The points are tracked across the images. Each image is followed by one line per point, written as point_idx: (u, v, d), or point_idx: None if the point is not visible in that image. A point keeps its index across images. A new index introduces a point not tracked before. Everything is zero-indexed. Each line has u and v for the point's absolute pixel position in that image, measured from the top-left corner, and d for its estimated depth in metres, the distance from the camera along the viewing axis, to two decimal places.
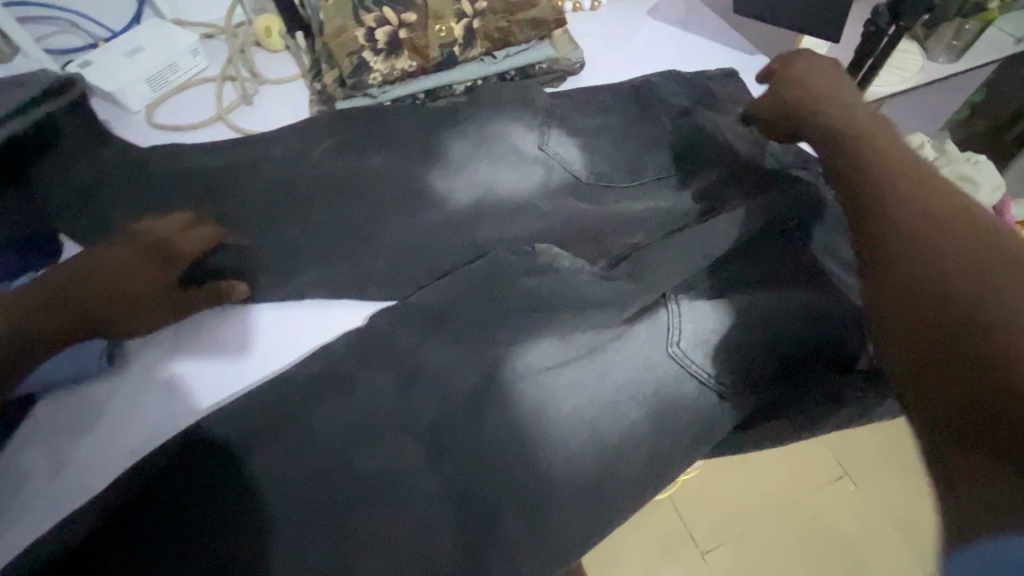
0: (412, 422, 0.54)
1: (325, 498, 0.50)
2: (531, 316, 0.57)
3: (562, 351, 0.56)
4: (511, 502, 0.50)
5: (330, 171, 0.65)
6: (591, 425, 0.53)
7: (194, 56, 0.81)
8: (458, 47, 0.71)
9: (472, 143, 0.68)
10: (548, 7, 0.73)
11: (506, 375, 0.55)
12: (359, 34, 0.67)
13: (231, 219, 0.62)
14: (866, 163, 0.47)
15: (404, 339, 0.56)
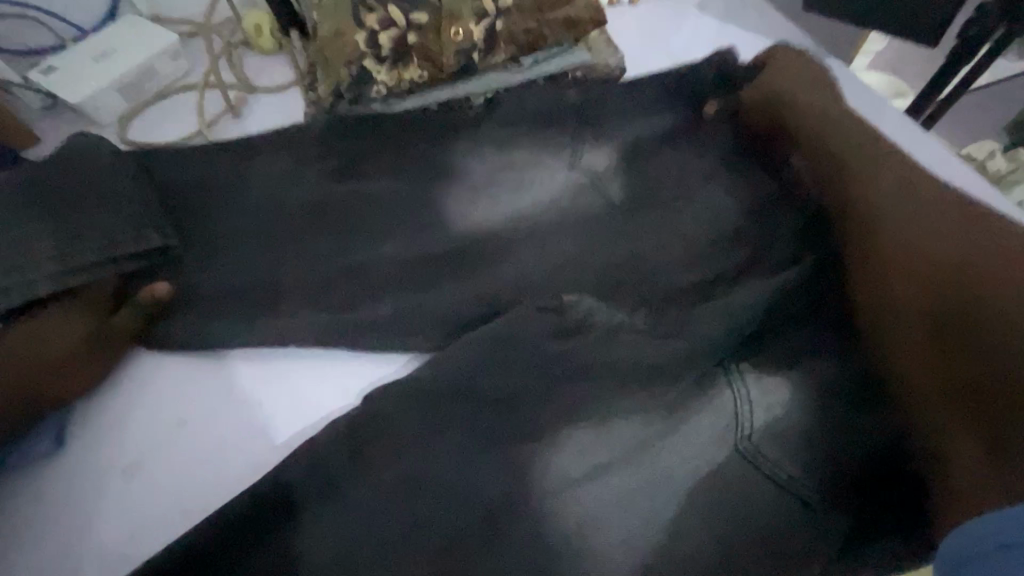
0: (425, 521, 0.45)
1: None
2: (576, 396, 0.49)
3: (612, 441, 0.49)
4: None
5: (330, 206, 0.56)
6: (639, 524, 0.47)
7: (173, 59, 0.70)
8: (478, 53, 0.59)
9: (494, 170, 0.58)
10: (585, 4, 0.61)
11: (548, 473, 0.48)
12: (360, 38, 0.56)
13: (229, 277, 0.53)
14: (874, 193, 0.52)
15: (413, 417, 0.47)
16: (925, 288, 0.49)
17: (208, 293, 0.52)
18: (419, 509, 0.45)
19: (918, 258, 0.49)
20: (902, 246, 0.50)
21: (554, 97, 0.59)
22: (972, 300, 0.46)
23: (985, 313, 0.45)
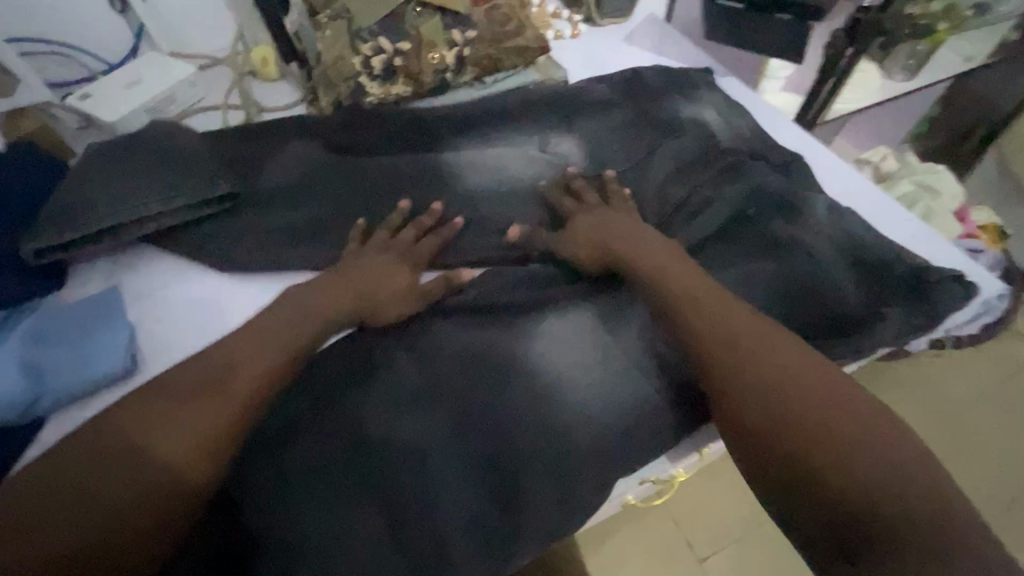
0: (424, 405, 0.58)
1: (349, 494, 0.53)
2: (525, 302, 0.65)
3: (546, 332, 0.63)
4: (531, 475, 0.56)
5: (336, 186, 0.69)
6: (593, 409, 0.60)
7: (191, 86, 0.83)
8: (450, 73, 0.75)
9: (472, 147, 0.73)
10: (534, 36, 0.77)
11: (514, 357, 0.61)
12: (356, 61, 0.71)
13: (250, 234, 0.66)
14: (700, 323, 0.53)
15: (406, 342, 0.61)
16: (751, 393, 0.47)
17: (241, 258, 0.65)
18: (422, 394, 0.58)
19: (762, 380, 0.48)
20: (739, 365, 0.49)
21: (511, 105, 0.75)
22: (795, 410, 0.45)
23: (791, 398, 0.46)
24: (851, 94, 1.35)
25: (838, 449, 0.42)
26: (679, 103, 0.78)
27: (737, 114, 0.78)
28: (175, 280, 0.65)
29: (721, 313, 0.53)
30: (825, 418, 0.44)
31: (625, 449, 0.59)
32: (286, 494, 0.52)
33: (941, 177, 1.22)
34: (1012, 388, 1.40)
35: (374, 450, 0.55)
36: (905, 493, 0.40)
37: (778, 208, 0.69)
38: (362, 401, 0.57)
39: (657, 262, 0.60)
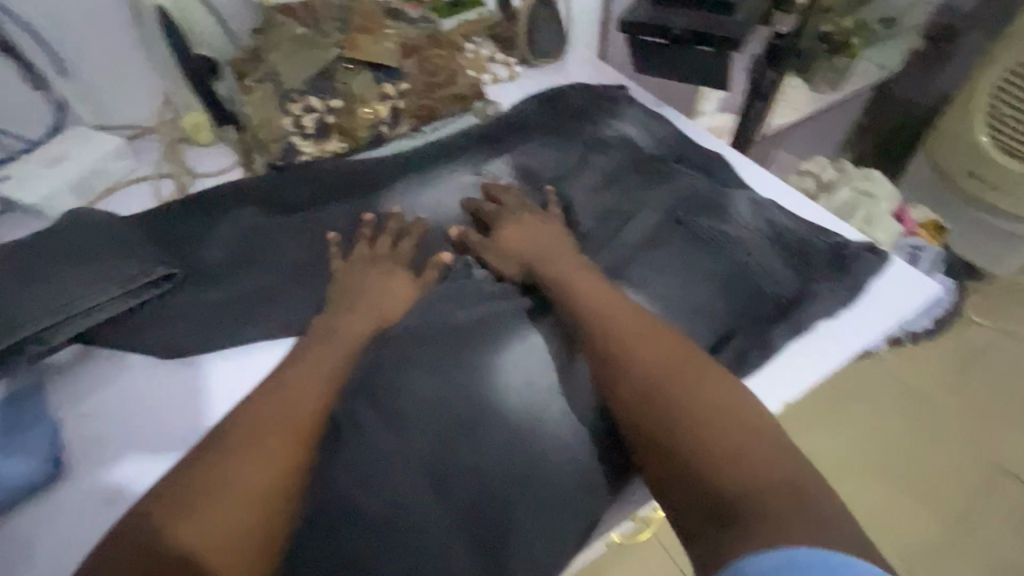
0: (400, 469, 0.52)
1: (335, 573, 0.48)
2: (500, 340, 0.60)
3: (537, 368, 0.59)
4: (524, 530, 0.52)
5: (276, 249, 0.66)
6: (575, 450, 0.56)
7: (120, 159, 0.80)
8: (386, 125, 0.74)
9: (408, 181, 0.72)
10: (466, 83, 0.79)
11: (501, 402, 0.56)
12: (287, 122, 0.70)
13: (192, 310, 0.62)
14: (612, 336, 0.56)
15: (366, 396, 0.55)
16: (653, 401, 0.50)
17: (174, 329, 0.61)
18: (394, 457, 0.52)
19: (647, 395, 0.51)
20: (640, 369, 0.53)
21: (449, 150, 0.75)
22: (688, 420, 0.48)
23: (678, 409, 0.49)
24: (783, 110, 1.41)
25: (728, 443, 0.45)
26: (613, 133, 0.80)
27: (675, 142, 0.80)
28: (115, 369, 0.60)
29: (639, 340, 0.55)
30: (714, 433, 0.46)
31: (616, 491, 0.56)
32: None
33: (877, 180, 1.27)
34: (974, 375, 1.45)
35: (355, 522, 0.50)
36: (759, 467, 0.43)
37: (714, 216, 0.70)
38: (335, 468, 0.51)
39: (586, 281, 0.62)
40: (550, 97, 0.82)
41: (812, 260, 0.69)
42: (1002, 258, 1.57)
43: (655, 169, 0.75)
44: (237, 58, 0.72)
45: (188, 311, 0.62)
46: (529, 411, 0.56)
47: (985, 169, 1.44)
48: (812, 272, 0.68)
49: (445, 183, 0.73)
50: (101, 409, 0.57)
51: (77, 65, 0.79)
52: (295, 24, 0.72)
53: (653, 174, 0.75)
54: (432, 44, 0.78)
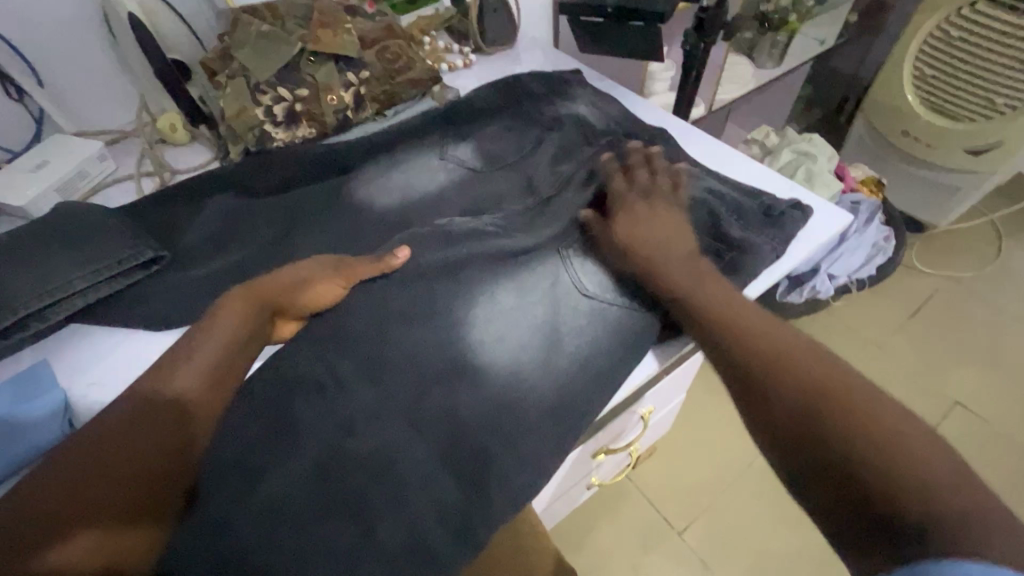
0: (383, 405, 0.59)
1: (334, 496, 0.54)
2: (463, 293, 0.67)
3: (499, 316, 0.66)
4: (498, 453, 0.58)
5: (259, 227, 0.72)
6: (535, 384, 0.63)
7: (101, 161, 0.85)
8: (351, 110, 0.81)
9: (374, 171, 0.78)
10: (424, 68, 0.85)
11: (467, 344, 0.64)
12: (258, 112, 0.76)
13: (181, 286, 0.67)
14: (739, 316, 0.59)
15: (352, 349, 0.61)
16: (803, 375, 0.51)
17: (166, 303, 0.66)
18: (377, 395, 0.59)
19: (791, 370, 0.51)
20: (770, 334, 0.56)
21: (411, 130, 0.82)
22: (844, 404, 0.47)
23: (860, 398, 0.47)
24: (730, 84, 1.50)
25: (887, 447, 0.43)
26: (564, 108, 0.85)
27: (620, 108, 0.87)
28: (116, 344, 0.65)
29: (764, 325, 0.57)
30: (846, 401, 0.47)
31: (583, 414, 0.62)
32: (272, 511, 0.53)
33: (814, 142, 1.38)
34: (921, 319, 1.56)
35: (346, 455, 0.56)
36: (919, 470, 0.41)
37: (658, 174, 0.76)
38: (326, 411, 0.58)
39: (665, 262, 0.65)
40: (507, 84, 0.87)
41: (747, 211, 0.73)
42: (944, 211, 1.68)
43: (602, 133, 0.83)
44: (208, 56, 0.77)
45: (180, 287, 0.67)
46: (496, 352, 0.64)
47: (918, 128, 1.55)
48: (749, 225, 0.72)
49: (410, 162, 0.79)
50: (108, 380, 0.62)
51: (52, 73, 0.83)
52: (259, 20, 0.77)
53: (601, 138, 0.82)
54: (389, 34, 0.84)
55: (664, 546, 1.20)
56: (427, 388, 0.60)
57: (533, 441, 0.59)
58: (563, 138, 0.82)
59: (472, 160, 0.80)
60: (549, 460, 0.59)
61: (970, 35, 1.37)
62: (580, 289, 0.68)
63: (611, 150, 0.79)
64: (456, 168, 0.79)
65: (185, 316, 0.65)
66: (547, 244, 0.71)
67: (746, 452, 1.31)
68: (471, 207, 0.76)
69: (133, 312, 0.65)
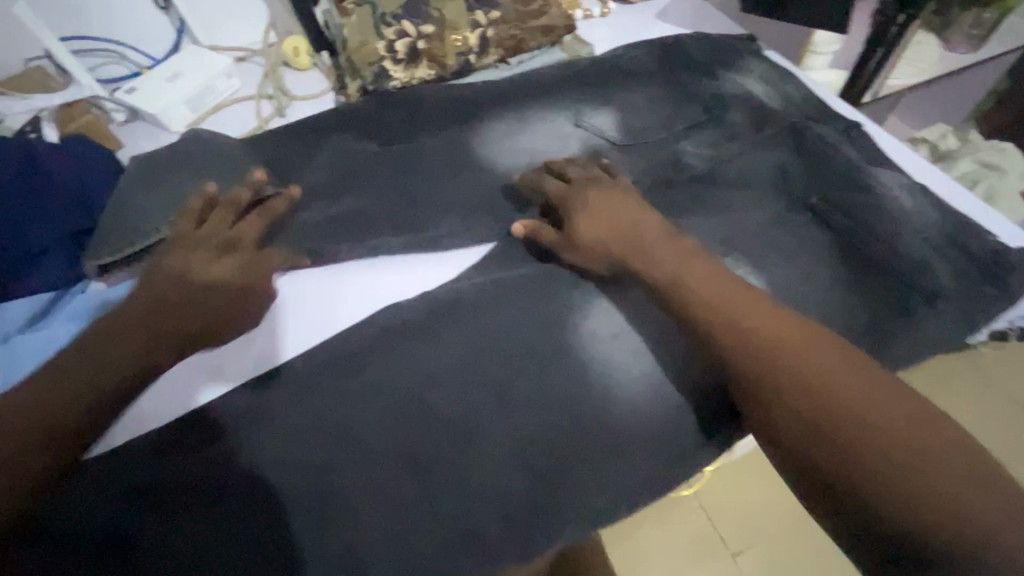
0: (467, 390, 0.54)
1: (430, 467, 0.51)
2: (571, 282, 0.60)
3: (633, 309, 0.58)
4: (603, 471, 0.53)
5: (368, 168, 0.68)
6: (642, 401, 0.55)
7: (229, 77, 0.86)
8: (473, 55, 0.74)
9: (500, 134, 0.71)
10: (559, 14, 0.76)
11: (579, 333, 0.58)
12: (380, 46, 0.71)
13: (283, 221, 0.64)
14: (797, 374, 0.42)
15: (444, 320, 0.57)
16: (757, 361, 0.44)
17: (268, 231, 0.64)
18: (467, 367, 0.55)
19: (797, 361, 0.43)
20: (728, 332, 0.46)
21: (539, 86, 0.74)
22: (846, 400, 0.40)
23: (836, 422, 0.39)
24: (908, 67, 1.25)
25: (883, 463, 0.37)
26: (729, 81, 0.74)
27: (786, 89, 0.74)
28: None
29: (764, 329, 0.45)
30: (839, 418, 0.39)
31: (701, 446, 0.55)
32: (371, 458, 0.51)
33: (1008, 153, 1.12)
34: None
35: (439, 431, 0.52)
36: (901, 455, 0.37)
37: (821, 175, 0.63)
38: (394, 368, 0.55)
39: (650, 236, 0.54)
40: (666, 47, 0.77)
41: (952, 229, 0.59)
42: None
43: (754, 116, 0.71)
44: None
45: (286, 227, 0.64)
46: (547, 372, 0.55)
47: None
48: (951, 250, 0.58)
49: (541, 120, 0.72)
50: None
51: None
52: None
53: (751, 122, 0.70)
54: None
55: (714, 565, 1.13)
56: (520, 366, 0.55)
57: (607, 466, 0.53)
58: (721, 123, 0.71)
59: (599, 127, 0.71)
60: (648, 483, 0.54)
61: None
62: None
63: (770, 137, 0.66)
64: (586, 137, 0.71)
65: (285, 253, 0.63)
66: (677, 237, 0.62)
67: None
68: None
69: None
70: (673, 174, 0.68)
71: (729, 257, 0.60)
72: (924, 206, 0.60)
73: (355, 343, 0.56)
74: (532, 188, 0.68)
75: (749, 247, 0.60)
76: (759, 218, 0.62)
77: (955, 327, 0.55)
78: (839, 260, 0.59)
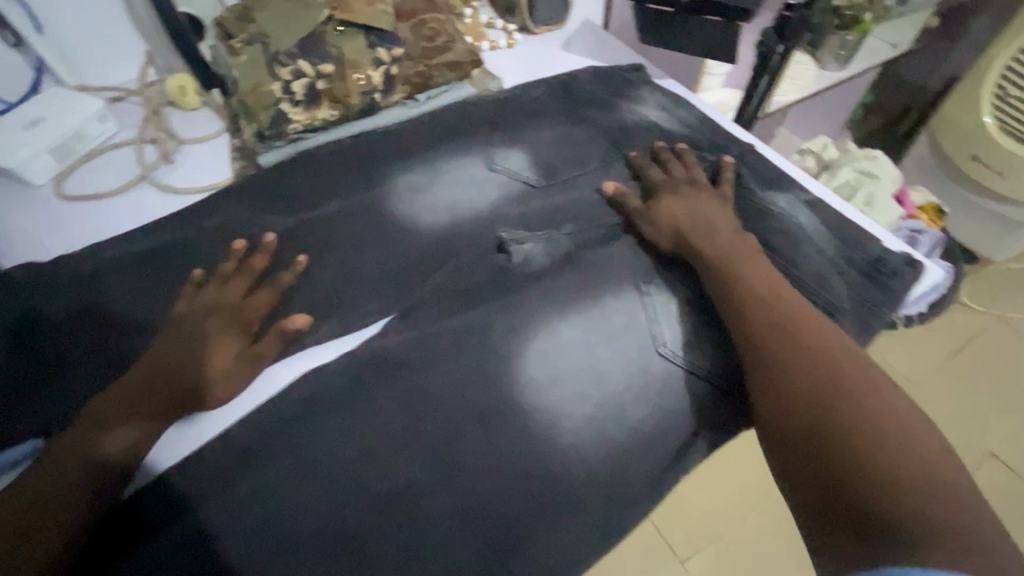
0: (401, 459, 0.51)
1: (358, 545, 0.48)
2: (496, 327, 0.57)
3: (561, 354, 0.57)
4: (542, 521, 0.51)
5: (269, 221, 0.63)
6: (579, 445, 0.54)
7: (101, 121, 0.77)
8: (379, 93, 0.72)
9: (411, 181, 0.68)
10: (464, 49, 0.76)
11: (513, 383, 0.55)
12: (275, 87, 0.67)
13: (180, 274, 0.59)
14: (863, 410, 0.41)
15: (368, 383, 0.54)
16: (781, 341, 0.49)
17: (158, 292, 0.58)
18: (402, 432, 0.52)
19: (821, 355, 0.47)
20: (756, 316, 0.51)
21: (448, 127, 0.72)
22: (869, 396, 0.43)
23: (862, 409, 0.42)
24: (788, 85, 1.36)
25: (895, 446, 0.39)
26: (629, 113, 0.77)
27: (687, 119, 0.78)
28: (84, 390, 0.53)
29: (806, 324, 0.50)
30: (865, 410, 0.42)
31: (639, 483, 0.55)
32: (289, 546, 0.47)
33: (879, 161, 1.25)
34: (970, 356, 1.39)
35: (366, 506, 0.49)
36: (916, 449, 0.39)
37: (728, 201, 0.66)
38: (314, 441, 0.51)
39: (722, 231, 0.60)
40: (564, 84, 0.79)
41: (841, 249, 0.64)
42: (1000, 247, 1.47)
43: (663, 145, 0.74)
44: (224, 16, 0.69)
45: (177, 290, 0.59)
46: (479, 431, 0.52)
47: (989, 153, 1.32)
48: (842, 268, 0.62)
49: (454, 159, 0.71)
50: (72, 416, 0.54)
51: (52, 19, 0.75)
52: None
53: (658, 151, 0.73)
54: (430, 8, 0.75)
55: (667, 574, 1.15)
56: (452, 423, 0.52)
57: (552, 514, 0.51)
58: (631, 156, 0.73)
59: (513, 163, 0.71)
60: (590, 528, 0.53)
61: None
62: (658, 349, 0.58)
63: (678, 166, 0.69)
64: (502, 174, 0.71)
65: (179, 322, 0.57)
66: (604, 269, 0.61)
67: (763, 485, 1.25)
68: (509, 216, 0.67)
69: (117, 301, 0.57)
70: (591, 204, 0.68)
71: (657, 289, 0.60)
72: (813, 229, 0.65)
73: (269, 420, 0.52)
74: (451, 229, 0.66)
75: (676, 274, 0.61)
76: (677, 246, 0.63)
77: (855, 337, 0.60)
78: None
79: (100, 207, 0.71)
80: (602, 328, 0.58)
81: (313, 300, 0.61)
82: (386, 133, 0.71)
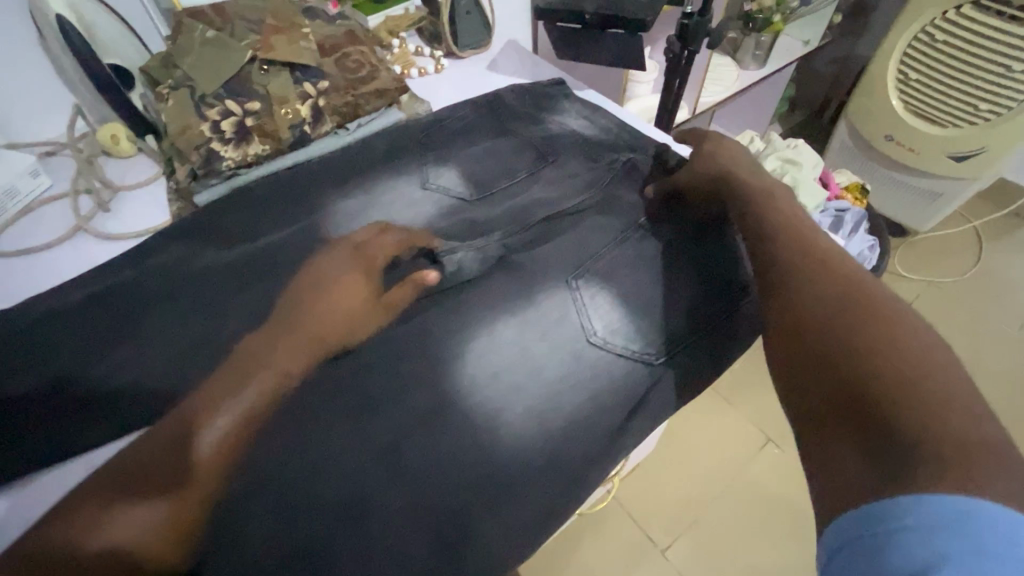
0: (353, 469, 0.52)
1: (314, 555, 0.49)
2: (435, 335, 0.60)
3: (499, 353, 0.60)
4: (491, 510, 0.54)
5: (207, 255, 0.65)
6: (522, 437, 0.57)
7: (34, 177, 0.77)
8: (308, 125, 0.74)
9: (346, 206, 0.71)
10: (389, 77, 0.79)
11: (454, 386, 0.58)
12: (204, 128, 0.69)
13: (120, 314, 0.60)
14: (890, 338, 0.46)
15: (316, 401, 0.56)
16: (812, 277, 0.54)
17: (95, 337, 0.59)
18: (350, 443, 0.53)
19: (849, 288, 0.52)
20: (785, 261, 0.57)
21: (380, 151, 0.76)
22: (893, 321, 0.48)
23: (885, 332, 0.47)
24: (711, 87, 1.45)
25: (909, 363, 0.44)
26: (552, 124, 0.82)
27: (606, 124, 0.83)
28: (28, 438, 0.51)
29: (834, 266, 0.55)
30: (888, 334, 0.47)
31: (582, 465, 0.58)
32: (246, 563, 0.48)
33: (800, 148, 1.33)
34: None
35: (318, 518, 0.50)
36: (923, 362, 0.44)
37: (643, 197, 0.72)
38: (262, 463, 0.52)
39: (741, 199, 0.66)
40: (490, 102, 0.83)
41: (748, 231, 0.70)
42: (924, 218, 1.58)
43: (584, 151, 0.79)
44: (149, 64, 0.71)
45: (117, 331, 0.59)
46: (422, 433, 0.55)
47: (903, 133, 1.42)
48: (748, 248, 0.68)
49: (387, 181, 0.74)
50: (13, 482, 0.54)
51: None
52: (204, 26, 0.71)
53: (581, 157, 0.78)
54: (352, 42, 0.79)
55: (648, 565, 1.17)
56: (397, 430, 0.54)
57: (501, 502, 0.54)
58: (556, 163, 0.77)
59: (445, 179, 0.75)
60: (539, 513, 0.56)
61: (953, 39, 1.24)
62: (590, 337, 0.62)
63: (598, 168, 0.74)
64: (435, 191, 0.74)
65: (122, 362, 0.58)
66: (535, 270, 0.65)
67: (732, 465, 1.29)
68: (444, 231, 0.71)
69: (56, 349, 0.57)
70: (521, 211, 0.72)
71: (587, 283, 0.64)
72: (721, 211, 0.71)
73: None
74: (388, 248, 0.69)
75: (602, 268, 0.65)
76: (603, 241, 0.67)
77: None
78: (671, 268, 0.66)
79: (36, 261, 0.72)
80: (536, 326, 0.62)
81: (259, 328, 0.62)
82: (320, 163, 0.74)
